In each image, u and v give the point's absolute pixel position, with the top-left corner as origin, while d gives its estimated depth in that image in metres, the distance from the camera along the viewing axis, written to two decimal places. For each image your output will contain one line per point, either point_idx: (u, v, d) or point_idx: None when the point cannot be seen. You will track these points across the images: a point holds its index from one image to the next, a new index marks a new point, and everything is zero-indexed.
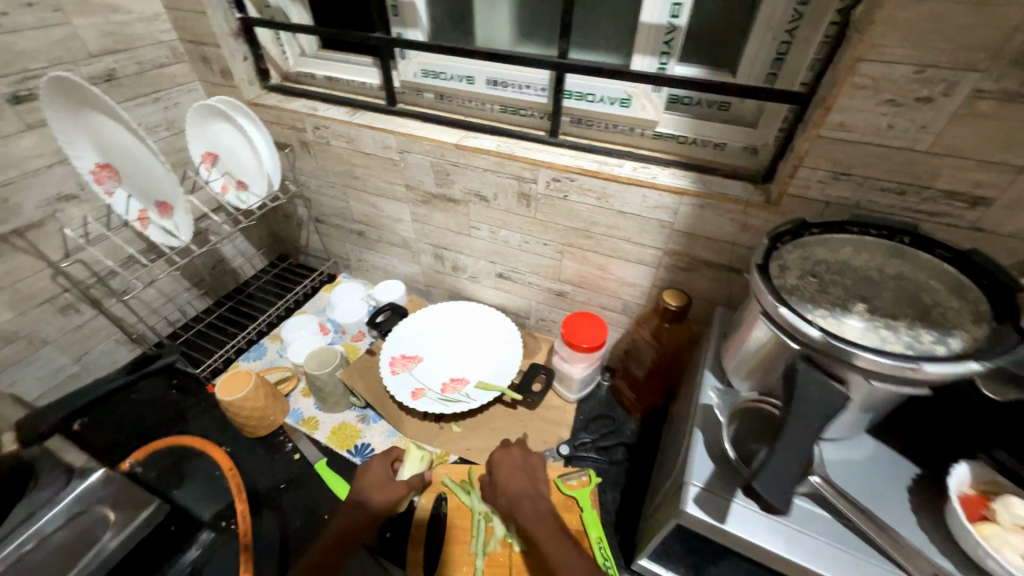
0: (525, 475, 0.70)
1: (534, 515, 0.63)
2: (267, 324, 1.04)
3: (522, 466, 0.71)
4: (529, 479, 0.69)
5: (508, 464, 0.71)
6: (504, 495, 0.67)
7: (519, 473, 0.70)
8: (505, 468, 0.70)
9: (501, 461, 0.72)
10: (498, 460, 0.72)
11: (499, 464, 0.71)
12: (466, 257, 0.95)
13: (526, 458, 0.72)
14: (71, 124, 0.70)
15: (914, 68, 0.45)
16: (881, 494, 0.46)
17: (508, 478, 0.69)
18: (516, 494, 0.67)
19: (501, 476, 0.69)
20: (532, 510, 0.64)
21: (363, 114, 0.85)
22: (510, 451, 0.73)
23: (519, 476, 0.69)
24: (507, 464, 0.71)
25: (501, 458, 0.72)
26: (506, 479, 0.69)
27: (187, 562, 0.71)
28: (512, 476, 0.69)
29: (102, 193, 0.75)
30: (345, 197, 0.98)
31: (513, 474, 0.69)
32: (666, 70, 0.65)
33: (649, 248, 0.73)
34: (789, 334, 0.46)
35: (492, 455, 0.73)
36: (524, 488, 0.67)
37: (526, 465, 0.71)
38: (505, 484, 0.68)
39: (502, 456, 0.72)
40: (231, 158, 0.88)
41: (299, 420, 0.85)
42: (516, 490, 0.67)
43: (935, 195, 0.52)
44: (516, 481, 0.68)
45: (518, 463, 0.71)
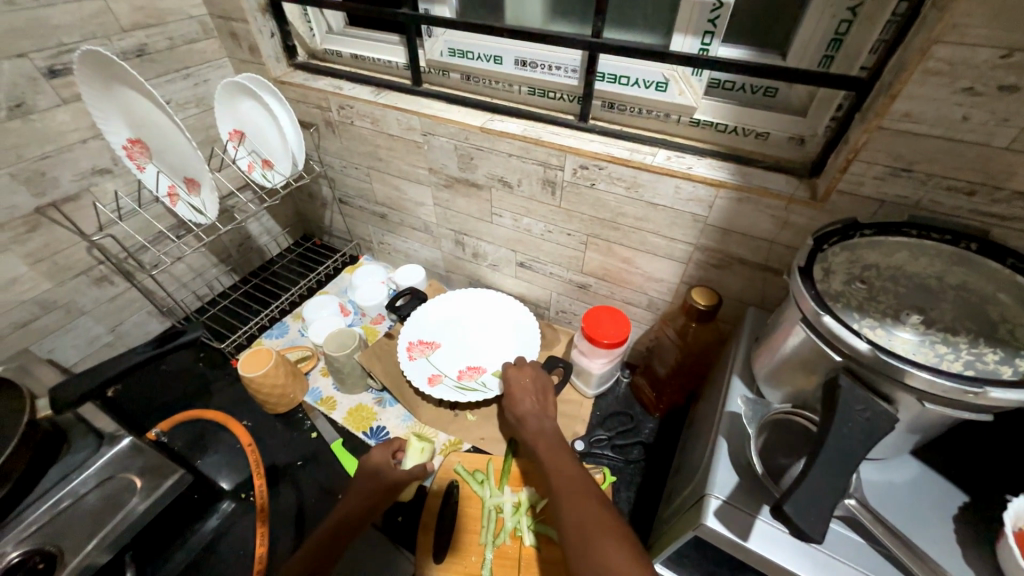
0: (533, 395, 0.73)
1: (537, 432, 0.67)
2: (289, 303, 1.05)
3: (534, 386, 0.75)
4: (538, 399, 0.73)
5: (519, 384, 0.75)
6: (513, 412, 0.72)
7: (529, 393, 0.74)
8: (516, 387, 0.75)
9: (516, 378, 0.76)
10: (511, 380, 0.76)
11: (511, 383, 0.76)
12: (487, 244, 0.93)
13: (539, 379, 0.76)
14: (104, 100, 0.70)
15: (1001, 51, 0.40)
16: (922, 520, 0.43)
17: (519, 395, 0.73)
18: (524, 410, 0.71)
19: (512, 394, 0.74)
20: (537, 427, 0.68)
21: (388, 94, 0.83)
22: (525, 370, 0.77)
23: (528, 394, 0.73)
24: (520, 383, 0.75)
25: (514, 379, 0.76)
26: (516, 397, 0.73)
27: (208, 531, 0.74)
28: (522, 395, 0.73)
29: (134, 169, 0.77)
30: (368, 178, 0.97)
31: (523, 393, 0.74)
32: (709, 51, 0.60)
33: (679, 243, 0.70)
34: (831, 345, 0.42)
35: (506, 374, 0.77)
36: (532, 408, 0.71)
37: (538, 386, 0.75)
38: (515, 401, 0.73)
39: (515, 376, 0.76)
40: (257, 136, 0.87)
41: (317, 399, 0.87)
42: (524, 408, 0.71)
43: (1010, 197, 0.46)
44: (526, 400, 0.72)
45: (531, 385, 0.75)
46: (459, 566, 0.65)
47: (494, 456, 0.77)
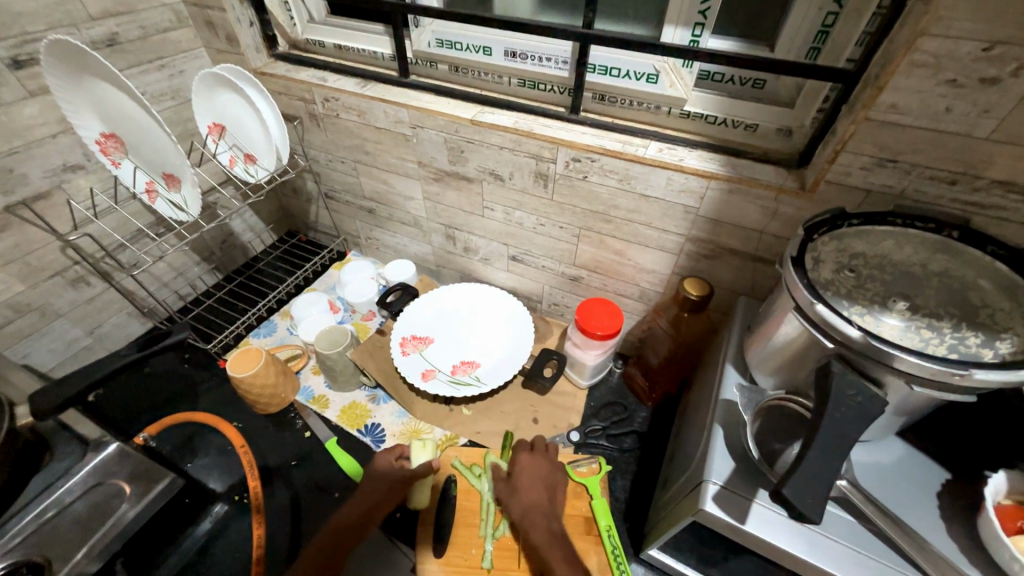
0: (543, 488, 0.67)
1: (546, 536, 0.61)
2: (277, 301, 1.03)
3: (540, 477, 0.68)
4: (548, 492, 0.67)
5: (530, 475, 0.68)
6: (518, 503, 0.65)
7: (537, 485, 0.67)
8: (521, 480, 0.68)
9: (522, 467, 0.69)
10: (520, 468, 0.69)
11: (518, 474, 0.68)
12: (478, 238, 0.93)
13: (545, 469, 0.69)
14: (74, 93, 0.67)
15: (983, 44, 0.41)
16: (907, 498, 0.44)
17: (527, 487, 0.67)
18: (529, 506, 0.64)
19: (518, 486, 0.67)
20: (544, 529, 0.62)
21: (375, 86, 0.81)
22: (532, 458, 0.71)
23: (535, 487, 0.67)
24: (528, 473, 0.69)
25: (524, 465, 0.69)
26: (521, 488, 0.67)
27: (201, 534, 0.72)
28: (527, 488, 0.67)
29: (108, 164, 0.73)
30: (355, 172, 0.96)
31: (531, 483, 0.67)
32: (699, 43, 0.60)
33: (670, 234, 0.70)
34: (823, 332, 0.43)
35: (517, 460, 0.71)
36: (540, 503, 0.65)
37: (547, 477, 0.68)
38: (521, 493, 0.66)
39: (525, 465, 0.70)
40: (237, 129, 0.85)
41: (309, 398, 0.86)
42: (530, 504, 0.65)
43: (988, 185, 0.48)
44: (533, 493, 0.66)
45: (541, 476, 0.68)
46: (458, 559, 0.65)
47: (491, 449, 0.77)
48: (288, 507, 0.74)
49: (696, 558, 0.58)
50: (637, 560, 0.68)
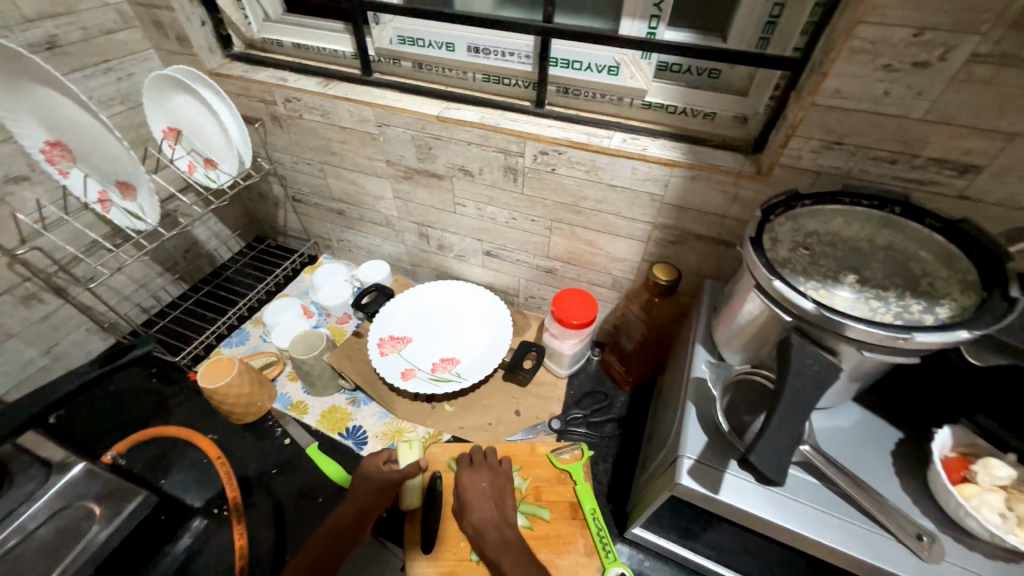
0: (490, 500, 0.67)
1: (500, 547, 0.61)
2: (247, 309, 1.00)
3: (485, 488, 0.68)
4: (493, 502, 0.67)
5: (476, 489, 0.68)
6: (468, 522, 0.65)
7: (482, 498, 0.67)
8: (466, 495, 0.67)
9: (467, 484, 0.69)
10: (464, 484, 0.69)
11: (462, 490, 0.68)
12: (451, 235, 0.93)
13: (487, 479, 0.69)
14: (13, 99, 0.63)
15: (913, 31, 0.44)
16: (865, 458, 0.48)
17: (474, 502, 0.66)
18: (479, 521, 0.64)
19: (468, 502, 0.66)
20: (496, 541, 0.62)
21: (338, 85, 0.79)
22: (473, 471, 0.70)
23: (481, 500, 0.67)
24: (474, 487, 0.68)
25: (468, 481, 0.69)
26: (468, 504, 0.66)
27: (180, 551, 0.70)
28: (475, 503, 0.66)
29: (56, 174, 0.69)
30: (322, 174, 0.94)
31: (479, 498, 0.67)
32: (656, 34, 0.62)
33: (639, 222, 0.72)
34: (782, 307, 0.45)
35: (460, 478, 0.69)
36: (488, 515, 0.65)
37: (493, 488, 0.68)
38: (469, 509, 0.66)
39: (470, 479, 0.69)
40: (196, 133, 0.82)
41: (287, 405, 0.84)
42: (480, 520, 0.64)
43: (925, 163, 0.51)
44: (482, 507, 0.66)
45: (486, 487, 0.68)
46: (447, 553, 0.66)
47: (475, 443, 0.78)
48: (270, 517, 0.73)
49: (676, 532, 0.60)
50: (622, 540, 0.69)
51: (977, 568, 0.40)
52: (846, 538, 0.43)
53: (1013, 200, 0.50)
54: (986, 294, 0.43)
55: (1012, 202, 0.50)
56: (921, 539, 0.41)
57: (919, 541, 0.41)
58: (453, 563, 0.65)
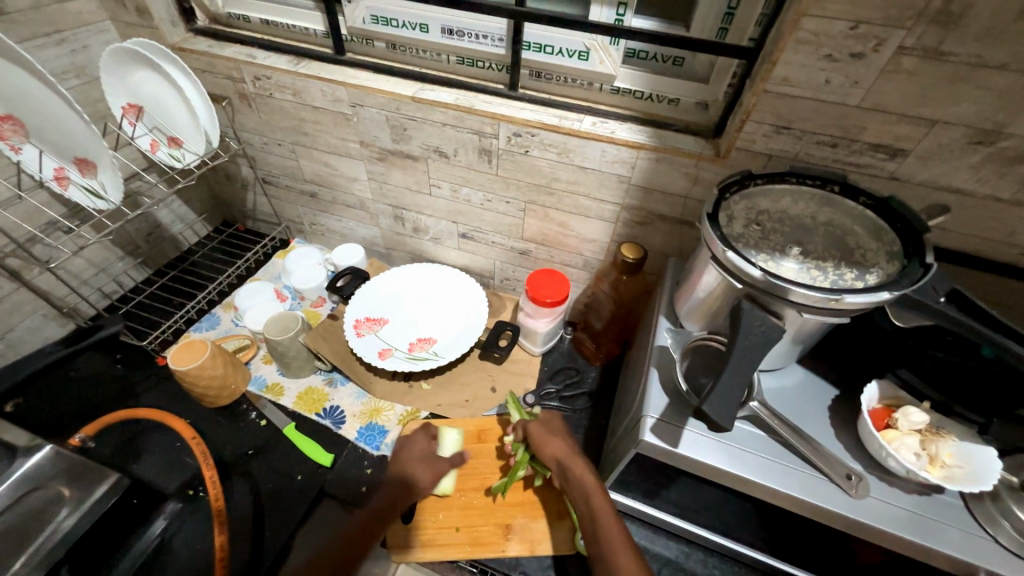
0: (569, 437, 0.69)
1: (585, 470, 0.62)
2: (217, 293, 0.98)
3: (560, 428, 0.70)
4: (573, 442, 0.68)
5: (557, 426, 0.70)
6: (555, 451, 0.65)
7: (562, 436, 0.68)
8: (538, 431, 0.68)
9: (551, 422, 0.70)
10: (550, 421, 0.71)
11: (530, 426, 0.69)
12: (427, 217, 0.94)
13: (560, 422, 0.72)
14: None
15: (851, 24, 0.48)
16: (806, 415, 0.53)
17: (560, 437, 0.67)
18: (562, 453, 0.65)
19: (554, 433, 0.68)
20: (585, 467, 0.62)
21: (309, 64, 0.79)
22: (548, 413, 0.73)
23: (560, 438, 0.67)
24: (557, 426, 0.70)
25: (552, 419, 0.71)
26: (545, 440, 0.67)
27: (155, 534, 0.70)
28: (553, 440, 0.67)
29: (8, 150, 0.67)
30: (293, 154, 0.92)
31: (562, 434, 0.68)
32: (624, 21, 0.65)
33: (608, 204, 0.76)
34: (734, 276, 0.50)
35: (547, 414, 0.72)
36: (573, 449, 0.66)
37: (567, 432, 0.70)
38: (558, 441, 0.66)
39: (552, 416, 0.72)
40: (160, 111, 0.79)
41: (262, 387, 0.84)
42: (564, 453, 0.65)
43: (861, 147, 0.57)
44: (563, 443, 0.66)
45: (564, 430, 0.70)
46: (424, 521, 0.69)
47: (451, 419, 0.80)
48: (250, 496, 0.73)
49: (640, 494, 0.64)
50: None
51: (899, 502, 0.46)
52: (788, 481, 0.48)
53: (936, 180, 0.56)
54: (907, 262, 0.49)
55: (935, 182, 0.56)
56: (850, 478, 0.47)
57: (848, 480, 0.47)
58: (430, 531, 0.68)
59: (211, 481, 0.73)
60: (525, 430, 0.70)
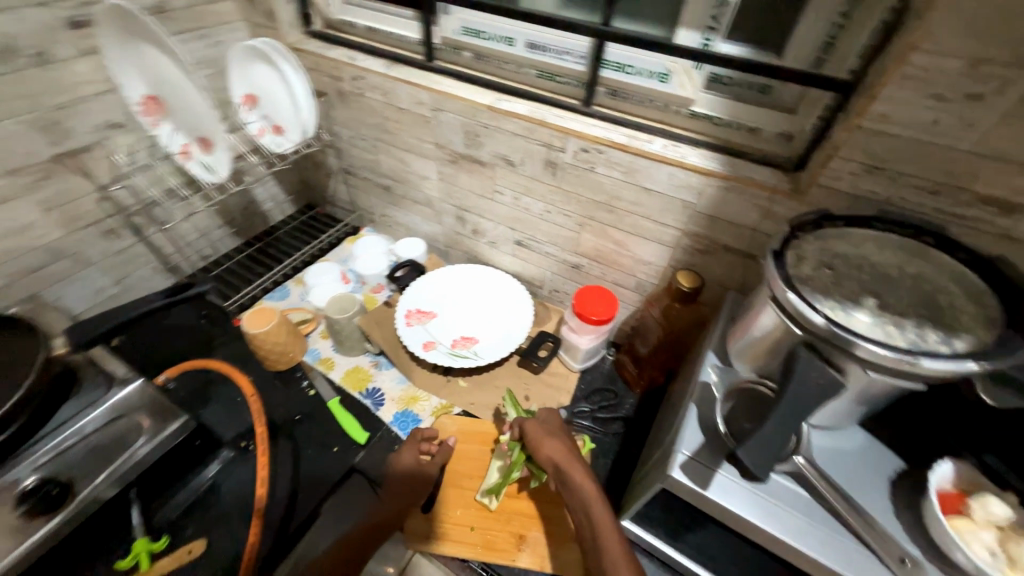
0: (566, 439, 0.70)
1: (583, 474, 0.63)
2: (292, 268, 1.08)
3: (556, 428, 0.71)
4: (568, 442, 0.69)
5: (554, 426, 0.72)
6: (551, 450, 0.66)
7: (558, 437, 0.69)
8: (537, 431, 0.69)
9: (546, 422, 0.72)
10: (545, 421, 0.72)
11: (529, 425, 0.70)
12: (487, 221, 0.97)
13: (557, 422, 0.73)
14: (125, 57, 0.73)
15: (969, 61, 0.43)
16: (862, 483, 0.48)
17: (557, 438, 0.69)
18: (557, 454, 0.66)
19: (551, 433, 0.69)
20: (582, 470, 0.64)
21: (400, 68, 0.85)
22: (546, 412, 0.74)
23: (556, 438, 0.69)
24: (552, 425, 0.71)
25: (548, 419, 0.73)
26: (542, 441, 0.68)
27: (206, 477, 0.78)
28: (549, 440, 0.68)
29: (149, 125, 0.78)
30: (375, 149, 1.00)
31: (559, 435, 0.70)
32: (710, 46, 0.64)
33: (668, 228, 0.74)
34: (794, 321, 0.46)
35: (543, 414, 0.73)
36: (571, 451, 0.67)
37: (565, 432, 0.72)
38: (554, 441, 0.68)
39: (548, 416, 0.73)
40: (270, 101, 0.89)
41: (316, 359, 0.91)
42: (559, 453, 0.66)
43: (968, 198, 0.51)
44: (561, 444, 0.68)
45: (561, 430, 0.71)
46: (444, 514, 0.71)
47: (482, 420, 0.82)
48: (291, 458, 0.79)
49: (664, 532, 0.61)
50: None
51: None
52: (829, 550, 0.44)
53: None
54: (1008, 332, 0.42)
55: None
56: (904, 562, 0.42)
57: (901, 565, 0.42)
58: (448, 526, 0.70)
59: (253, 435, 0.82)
60: (522, 429, 0.71)
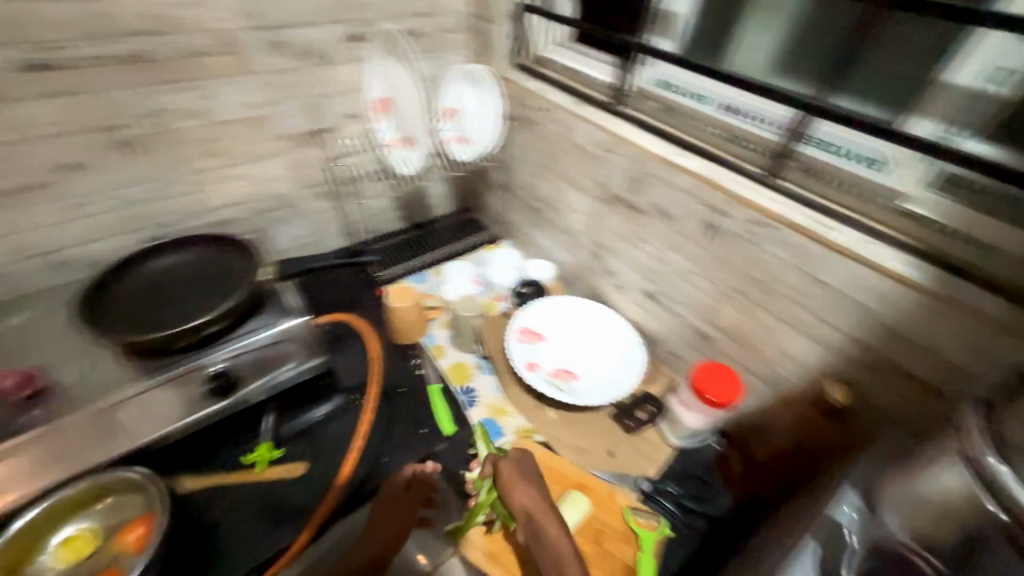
0: (540, 488, 0.69)
1: (557, 531, 0.64)
2: (432, 259, 1.19)
3: (530, 471, 0.71)
4: (541, 488, 0.69)
5: (528, 471, 0.71)
6: (522, 501, 0.67)
7: (529, 483, 0.69)
8: (509, 474, 0.69)
9: (518, 467, 0.71)
10: (512, 464, 0.71)
11: (501, 467, 0.70)
12: (622, 265, 0.96)
13: (531, 463, 0.72)
14: (376, 70, 0.98)
15: None
16: None
17: (526, 486, 0.68)
18: (529, 503, 0.66)
19: (523, 482, 0.69)
20: (558, 527, 0.64)
21: (586, 107, 0.89)
22: (519, 451, 0.73)
23: (527, 485, 0.68)
24: (523, 470, 0.71)
25: (519, 461, 0.71)
26: (514, 486, 0.68)
27: (318, 414, 0.86)
28: (520, 487, 0.68)
29: (373, 119, 1.00)
30: (538, 174, 1.07)
31: (531, 483, 0.69)
32: (954, 140, 0.57)
33: (834, 328, 0.65)
34: (989, 494, 0.38)
35: (514, 455, 0.72)
36: (545, 502, 0.67)
37: (537, 477, 0.71)
38: (524, 492, 0.67)
39: (519, 456, 0.72)
40: (466, 117, 1.03)
41: (431, 344, 1.00)
42: (531, 502, 0.67)
43: None
44: (535, 494, 0.68)
45: (534, 477, 0.70)
46: (500, 536, 0.73)
47: (560, 458, 0.81)
48: (383, 425, 0.85)
49: None
50: None
51: None
52: None
53: None
54: None
55: None
56: None
57: None
58: (501, 551, 0.72)
59: (365, 386, 0.91)
60: (496, 469, 0.71)
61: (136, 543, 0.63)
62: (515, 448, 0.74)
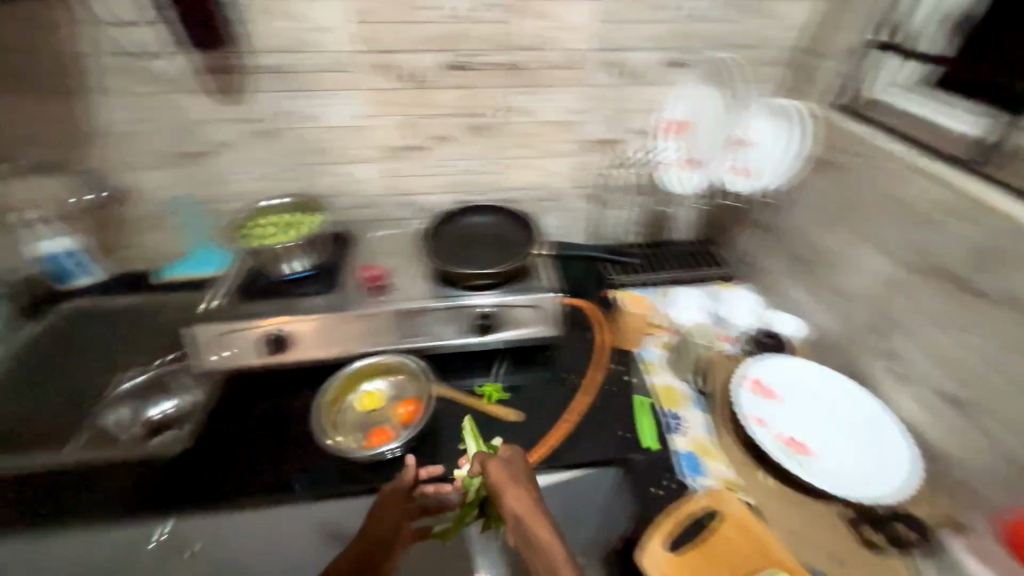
0: (529, 489, 0.68)
1: (547, 536, 0.62)
2: (662, 280, 1.14)
3: (519, 471, 0.70)
4: (530, 488, 0.68)
5: (516, 474, 0.70)
6: (512, 501, 0.66)
7: (519, 484, 0.68)
8: (499, 472, 0.69)
9: (506, 470, 0.70)
10: (497, 470, 0.70)
11: (491, 465, 0.70)
12: (914, 350, 0.81)
13: (521, 463, 0.72)
14: (684, 93, 1.03)
15: None
16: None
17: (515, 486, 0.68)
18: (520, 505, 0.65)
19: (510, 486, 0.67)
20: (547, 531, 0.63)
21: (932, 159, 0.77)
22: (510, 451, 0.74)
23: (516, 485, 0.68)
24: (512, 470, 0.70)
25: (506, 462, 0.71)
26: (505, 486, 0.68)
27: (540, 378, 0.94)
28: (511, 487, 0.67)
29: (660, 138, 1.07)
30: (821, 225, 0.96)
31: (518, 484, 0.68)
32: None
33: None
34: None
35: (500, 458, 0.72)
36: (533, 505, 0.66)
37: (526, 478, 0.70)
38: (511, 496, 0.66)
39: (509, 456, 0.72)
40: (754, 151, 1.01)
41: (645, 357, 0.99)
42: (520, 505, 0.65)
43: None
44: (524, 496, 0.67)
45: (523, 479, 0.69)
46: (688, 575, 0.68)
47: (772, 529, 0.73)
48: (592, 414, 0.88)
49: None
50: None
51: None
52: None
53: None
54: None
55: None
56: None
57: None
58: None
59: (586, 375, 0.94)
60: (484, 469, 0.70)
61: (387, 434, 0.81)
62: (500, 448, 0.74)
